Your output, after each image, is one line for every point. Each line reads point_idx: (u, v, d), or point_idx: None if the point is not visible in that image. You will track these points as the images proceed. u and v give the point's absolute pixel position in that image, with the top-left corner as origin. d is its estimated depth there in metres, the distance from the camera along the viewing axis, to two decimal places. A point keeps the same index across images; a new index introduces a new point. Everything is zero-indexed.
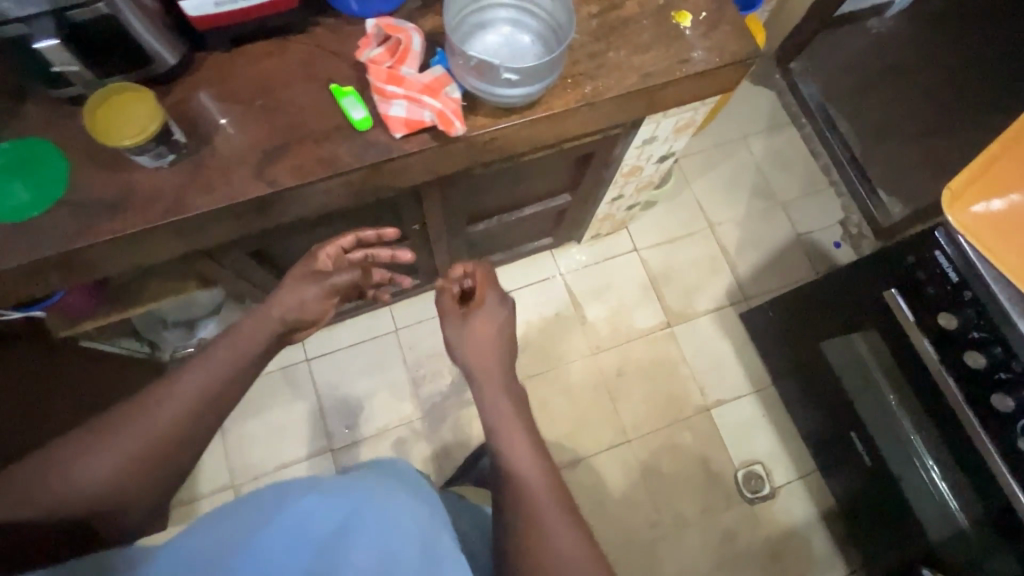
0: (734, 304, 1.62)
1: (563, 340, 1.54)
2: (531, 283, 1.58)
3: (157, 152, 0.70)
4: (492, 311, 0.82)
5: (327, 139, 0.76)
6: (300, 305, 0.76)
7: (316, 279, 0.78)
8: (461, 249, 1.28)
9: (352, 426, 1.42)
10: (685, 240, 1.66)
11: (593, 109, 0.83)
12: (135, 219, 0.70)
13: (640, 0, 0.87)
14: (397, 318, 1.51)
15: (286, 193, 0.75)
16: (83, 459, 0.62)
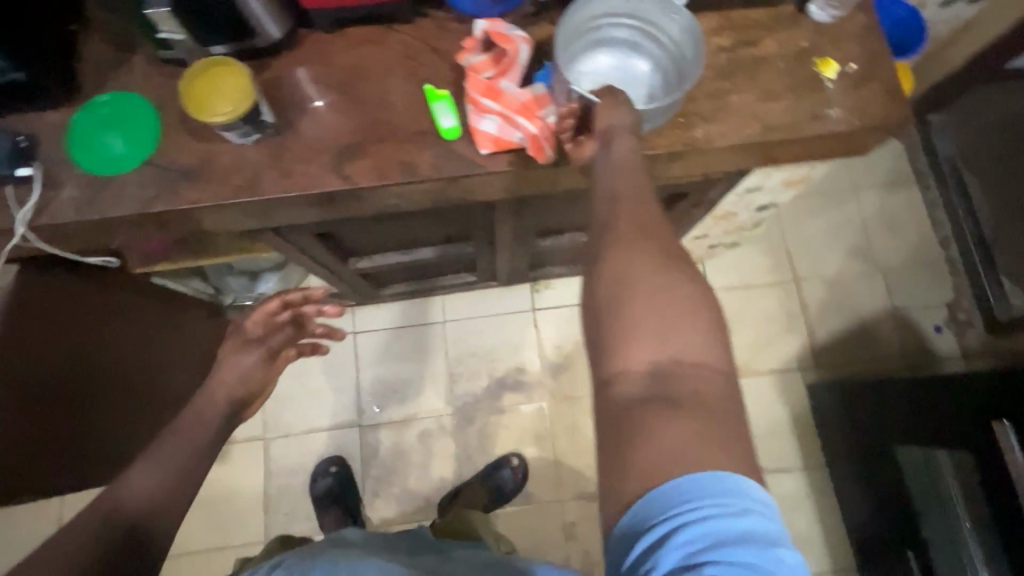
0: (801, 370, 1.48)
1: None
2: None
3: (243, 131, 0.68)
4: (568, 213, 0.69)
5: (411, 142, 0.72)
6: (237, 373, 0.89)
7: (253, 343, 0.92)
8: (524, 259, 1.23)
9: (383, 407, 1.44)
10: (762, 290, 1.54)
11: (700, 155, 0.75)
12: (211, 193, 0.70)
13: (780, 40, 0.77)
14: (446, 310, 1.49)
15: (360, 192, 0.72)
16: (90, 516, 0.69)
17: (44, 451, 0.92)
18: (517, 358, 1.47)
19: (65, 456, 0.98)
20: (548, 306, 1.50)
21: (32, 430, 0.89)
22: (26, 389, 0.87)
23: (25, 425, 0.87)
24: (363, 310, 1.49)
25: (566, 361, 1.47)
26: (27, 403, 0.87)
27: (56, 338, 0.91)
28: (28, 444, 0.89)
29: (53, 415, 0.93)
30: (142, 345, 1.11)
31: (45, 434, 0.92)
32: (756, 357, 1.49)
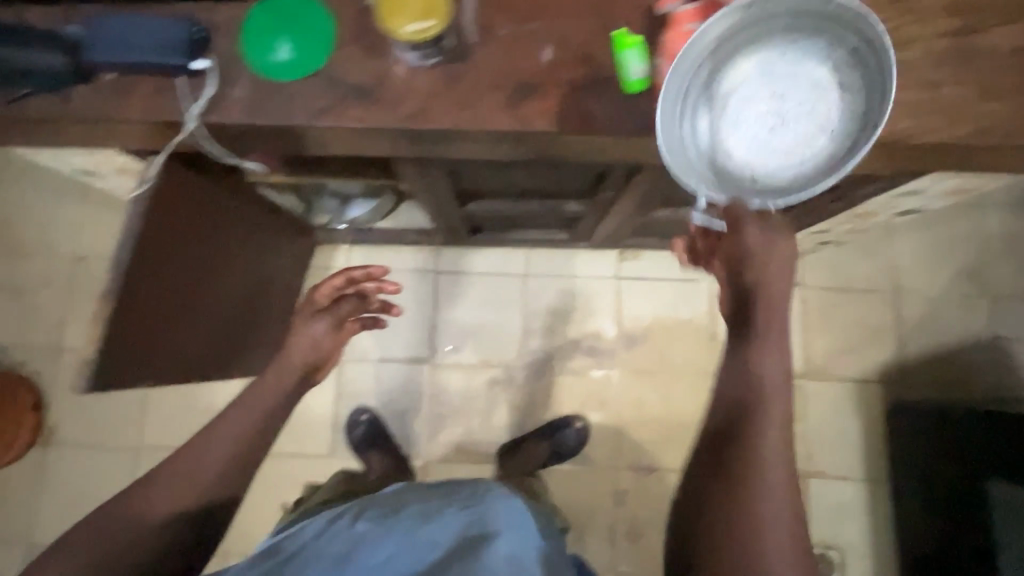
0: (882, 382, 1.44)
1: (685, 348, 1.45)
2: (674, 279, 1.47)
3: (426, 52, 0.66)
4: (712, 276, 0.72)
5: (590, 90, 0.68)
6: (311, 344, 0.85)
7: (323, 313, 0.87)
8: (633, 224, 1.19)
9: (455, 349, 1.45)
10: (857, 295, 1.47)
11: (895, 149, 0.69)
12: (379, 113, 0.67)
13: (1013, 31, 0.69)
14: (530, 263, 1.47)
15: (528, 135, 0.69)
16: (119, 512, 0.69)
17: (163, 345, 0.96)
18: (593, 324, 1.46)
19: (175, 354, 1.02)
20: (633, 277, 1.47)
21: (158, 319, 0.92)
22: (159, 281, 0.89)
23: (153, 315, 0.90)
24: (448, 251, 1.48)
25: (642, 334, 1.45)
26: (158, 294, 0.90)
27: (184, 240, 0.92)
28: (153, 332, 0.92)
29: (173, 310, 0.96)
30: (244, 256, 1.14)
31: (166, 326, 0.95)
32: (838, 362, 1.44)
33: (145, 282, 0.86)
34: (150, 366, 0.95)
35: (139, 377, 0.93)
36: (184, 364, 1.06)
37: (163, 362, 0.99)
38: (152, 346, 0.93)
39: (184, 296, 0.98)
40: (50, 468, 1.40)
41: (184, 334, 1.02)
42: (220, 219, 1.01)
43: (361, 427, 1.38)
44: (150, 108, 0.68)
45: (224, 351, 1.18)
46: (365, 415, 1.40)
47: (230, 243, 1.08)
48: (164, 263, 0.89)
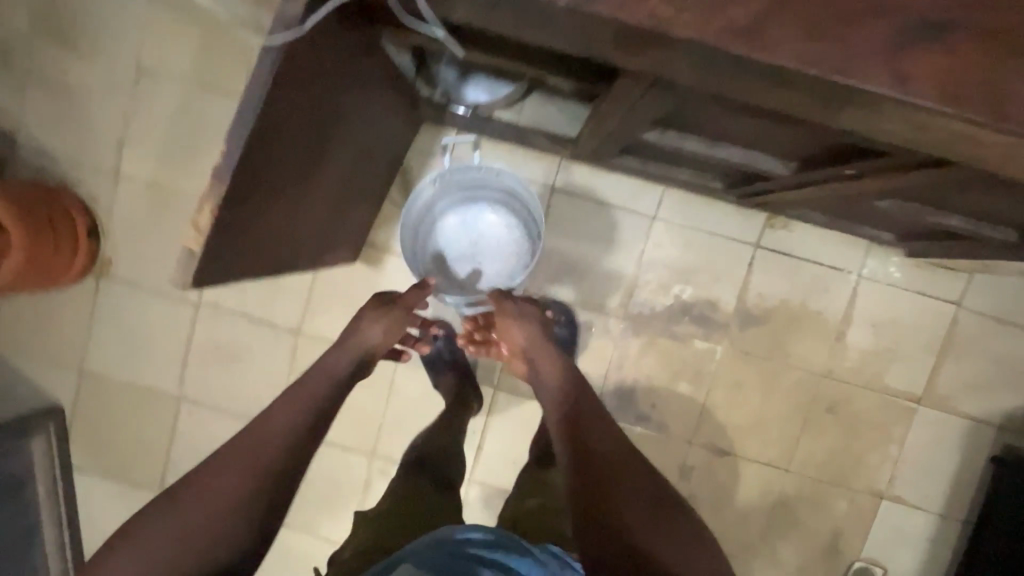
0: (1000, 428, 1.30)
1: (803, 341, 1.29)
2: (819, 264, 1.26)
3: None
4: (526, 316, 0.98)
5: (1008, 54, 0.44)
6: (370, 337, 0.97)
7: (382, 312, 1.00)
8: (830, 202, 0.97)
9: (553, 281, 1.29)
10: (1017, 331, 1.28)
11: None
12: (681, 15, 0.44)
13: None
14: (662, 206, 1.26)
15: (884, 103, 0.45)
16: (209, 482, 0.71)
17: (266, 233, 0.77)
18: (712, 291, 1.28)
19: (276, 246, 0.83)
20: (774, 250, 1.26)
21: (266, 202, 0.72)
22: (276, 154, 0.68)
23: (263, 196, 0.71)
24: (572, 167, 1.27)
25: (762, 315, 1.28)
26: (273, 170, 0.70)
27: (307, 108, 0.70)
28: (259, 218, 0.73)
29: (282, 193, 0.75)
30: (358, 133, 0.91)
31: (273, 210, 0.75)
32: (962, 395, 1.30)
33: (264, 153, 0.65)
34: (250, 258, 0.77)
35: (237, 272, 0.76)
36: (280, 258, 0.88)
37: (263, 255, 0.81)
38: (253, 237, 0.74)
39: (294, 178, 0.77)
40: (104, 300, 1.31)
41: (287, 224, 0.82)
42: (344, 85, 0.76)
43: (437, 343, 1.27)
44: None
45: (319, 245, 1.00)
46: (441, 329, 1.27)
47: (349, 117, 0.84)
48: (283, 134, 0.67)
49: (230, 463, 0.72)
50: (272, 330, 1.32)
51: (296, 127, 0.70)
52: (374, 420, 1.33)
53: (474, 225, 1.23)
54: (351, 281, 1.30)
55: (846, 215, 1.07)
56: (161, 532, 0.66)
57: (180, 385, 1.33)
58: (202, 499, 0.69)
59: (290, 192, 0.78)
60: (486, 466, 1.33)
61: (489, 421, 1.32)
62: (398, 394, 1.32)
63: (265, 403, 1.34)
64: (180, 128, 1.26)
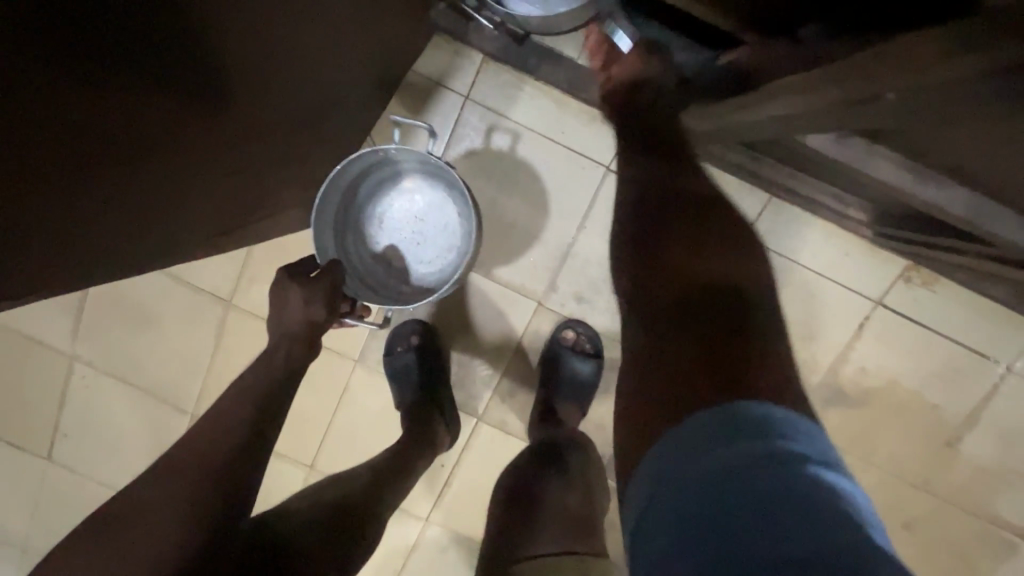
0: None
1: (900, 438, 0.94)
2: (959, 343, 0.89)
3: None
4: None
5: None
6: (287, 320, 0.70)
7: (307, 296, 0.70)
8: None
9: (581, 296, 0.94)
10: None
11: None
12: None
13: None
14: (761, 224, 0.87)
15: None
16: (139, 514, 0.55)
17: (75, 225, 0.44)
18: (797, 351, 0.91)
19: (114, 243, 0.50)
20: (902, 314, 0.88)
21: (52, 172, 0.38)
22: (51, 79, 0.34)
23: (39, 164, 0.37)
24: None
25: (857, 395, 0.93)
26: (48, 116, 0.35)
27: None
28: (46, 205, 0.39)
29: (112, 167, 0.43)
30: (289, 49, 0.54)
31: (77, 189, 0.41)
32: None
33: (7, 76, 0.31)
34: (48, 270, 0.44)
35: (22, 294, 0.43)
36: (136, 256, 0.54)
37: (86, 258, 0.47)
38: (42, 237, 0.41)
39: (124, 128, 0.42)
40: None
41: (133, 207, 0.48)
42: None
43: (408, 353, 0.95)
44: None
45: (221, 225, 0.66)
46: (417, 337, 0.95)
47: (258, 27, 0.48)
48: (54, 78, 0.34)
49: (149, 496, 0.56)
50: (196, 293, 0.98)
51: (110, 40, 0.36)
52: (316, 429, 1.02)
53: (424, 217, 0.87)
54: (308, 246, 0.94)
55: None
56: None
57: (72, 339, 1.02)
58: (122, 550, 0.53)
59: (123, 156, 0.44)
60: (449, 511, 1.03)
61: (462, 458, 1.01)
62: (351, 402, 1.01)
63: (180, 381, 1.03)
64: None
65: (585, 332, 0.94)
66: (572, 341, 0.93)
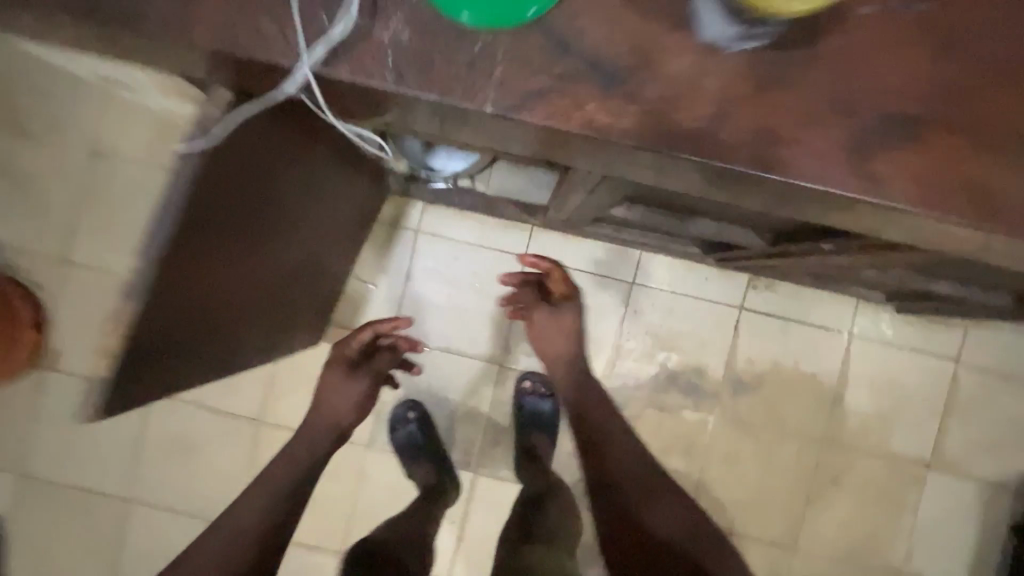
0: (1014, 494, 1.22)
1: (801, 409, 1.21)
2: (807, 324, 1.21)
3: (752, 33, 0.37)
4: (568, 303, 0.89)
5: (993, 149, 0.39)
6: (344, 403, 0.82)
7: (358, 374, 0.84)
8: (811, 270, 0.92)
9: (532, 354, 1.22)
10: (1015, 388, 1.22)
11: None
12: (633, 117, 0.38)
13: None
14: (641, 271, 1.21)
15: (862, 207, 0.40)
16: None
17: (171, 355, 0.64)
18: (699, 357, 1.21)
19: (206, 350, 0.73)
20: (758, 311, 1.21)
21: (188, 306, 0.62)
22: (200, 250, 0.59)
23: (199, 311, 0.65)
24: (545, 236, 1.21)
25: (754, 381, 1.21)
26: (210, 292, 0.65)
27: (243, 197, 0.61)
28: (180, 327, 0.63)
29: (230, 312, 0.73)
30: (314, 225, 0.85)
31: (195, 317, 0.65)
32: (968, 458, 1.22)
33: (195, 273, 0.60)
34: (172, 371, 0.67)
35: (126, 408, 0.61)
36: (214, 365, 0.78)
37: (188, 365, 0.70)
38: (154, 361, 0.61)
39: (228, 272, 0.67)
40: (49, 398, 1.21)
41: (234, 330, 0.78)
42: (289, 183, 0.70)
43: (409, 427, 1.19)
44: (247, 22, 0.39)
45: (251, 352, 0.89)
46: (413, 412, 1.20)
47: (305, 211, 0.79)
48: (215, 275, 0.64)
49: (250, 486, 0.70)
50: (232, 420, 1.22)
51: (242, 247, 0.67)
52: (341, 514, 1.21)
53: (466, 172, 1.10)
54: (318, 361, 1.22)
55: (833, 279, 1.02)
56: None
57: (129, 482, 1.22)
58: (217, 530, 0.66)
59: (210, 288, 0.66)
60: (465, 564, 1.20)
61: (468, 512, 1.21)
62: (367, 483, 1.22)
63: (223, 499, 1.22)
64: (134, 210, 1.21)
65: (534, 378, 1.21)
66: (530, 388, 1.20)
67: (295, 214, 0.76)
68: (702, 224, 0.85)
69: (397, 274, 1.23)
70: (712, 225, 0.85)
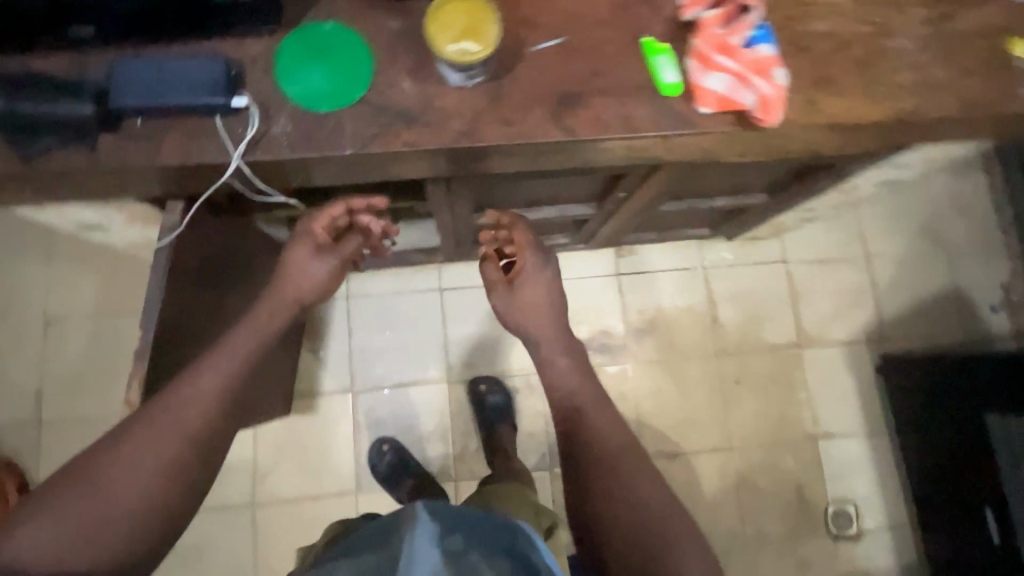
0: (869, 343, 1.55)
1: (691, 334, 1.51)
2: (670, 269, 1.53)
3: (472, 73, 0.67)
4: (536, 276, 0.90)
5: (627, 95, 0.71)
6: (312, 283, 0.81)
7: (326, 252, 0.81)
8: (637, 222, 1.24)
9: (471, 364, 1.45)
10: (835, 265, 1.58)
11: (895, 127, 0.77)
12: (428, 133, 0.68)
13: (977, 17, 0.78)
14: None
15: (573, 143, 0.71)
16: None
17: None
18: (601, 321, 1.49)
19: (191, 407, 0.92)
20: (631, 271, 1.52)
21: (172, 365, 0.83)
22: (175, 319, 0.81)
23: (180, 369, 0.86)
24: (451, 268, 1.48)
25: (648, 325, 1.50)
26: (186, 354, 0.87)
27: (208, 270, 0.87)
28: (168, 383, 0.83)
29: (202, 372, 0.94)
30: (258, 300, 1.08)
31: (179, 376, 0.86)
32: (825, 329, 1.55)
33: (173, 338, 0.82)
34: None
35: None
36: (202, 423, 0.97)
37: None
38: None
39: (197, 337, 0.89)
40: None
41: None
42: (228, 265, 0.95)
43: (385, 457, 1.35)
44: (188, 146, 0.65)
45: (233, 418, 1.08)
46: (387, 444, 1.36)
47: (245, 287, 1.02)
48: (187, 339, 0.87)
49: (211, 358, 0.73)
50: (230, 511, 1.34)
51: (203, 317, 0.90)
52: None
53: None
54: (293, 431, 1.38)
55: (663, 225, 1.36)
56: (146, 451, 0.66)
57: None
58: (182, 403, 0.69)
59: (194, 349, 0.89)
60: None
61: None
62: None
63: None
64: (92, 358, 1.36)
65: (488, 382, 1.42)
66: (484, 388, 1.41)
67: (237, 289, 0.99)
68: (548, 212, 1.16)
69: (340, 337, 1.42)
70: (555, 211, 1.16)
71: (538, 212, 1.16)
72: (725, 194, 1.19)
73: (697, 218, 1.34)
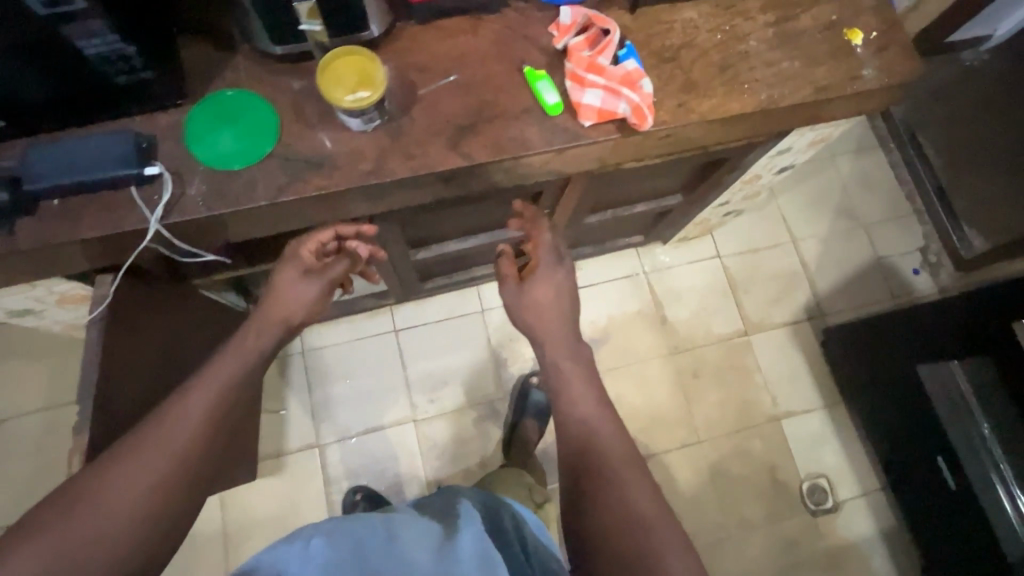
0: (810, 320, 1.64)
1: (644, 337, 1.57)
2: (614, 279, 1.60)
3: (369, 117, 0.73)
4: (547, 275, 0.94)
5: (517, 119, 0.78)
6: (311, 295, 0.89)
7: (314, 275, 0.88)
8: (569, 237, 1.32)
9: (435, 399, 1.47)
10: (767, 252, 1.68)
11: (763, 116, 0.86)
12: (337, 176, 0.73)
13: (815, 15, 0.90)
14: (484, 298, 1.54)
15: (475, 168, 0.77)
16: None
17: None
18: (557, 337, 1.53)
19: None
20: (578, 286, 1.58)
21: None
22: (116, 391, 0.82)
23: None
24: (403, 308, 1.51)
25: (602, 334, 1.56)
26: None
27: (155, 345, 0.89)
28: None
29: None
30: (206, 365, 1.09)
31: None
32: (767, 313, 1.63)
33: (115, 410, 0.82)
34: None
35: None
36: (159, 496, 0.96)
37: None
38: None
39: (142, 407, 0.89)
40: None
41: None
42: (170, 332, 0.96)
43: (359, 506, 1.32)
44: (107, 218, 0.68)
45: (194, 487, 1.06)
46: (360, 493, 1.33)
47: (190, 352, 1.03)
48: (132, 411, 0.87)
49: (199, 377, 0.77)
50: None
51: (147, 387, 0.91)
52: None
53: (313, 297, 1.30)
54: (263, 496, 1.36)
55: (598, 237, 1.43)
56: (146, 455, 0.69)
57: None
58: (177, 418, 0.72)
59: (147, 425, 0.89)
60: None
61: None
62: None
63: None
64: (44, 453, 1.32)
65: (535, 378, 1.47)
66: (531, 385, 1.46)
67: (184, 355, 1.01)
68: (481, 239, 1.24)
69: (301, 392, 1.43)
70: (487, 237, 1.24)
71: (476, 240, 1.24)
72: (644, 199, 1.27)
73: (628, 226, 1.42)
